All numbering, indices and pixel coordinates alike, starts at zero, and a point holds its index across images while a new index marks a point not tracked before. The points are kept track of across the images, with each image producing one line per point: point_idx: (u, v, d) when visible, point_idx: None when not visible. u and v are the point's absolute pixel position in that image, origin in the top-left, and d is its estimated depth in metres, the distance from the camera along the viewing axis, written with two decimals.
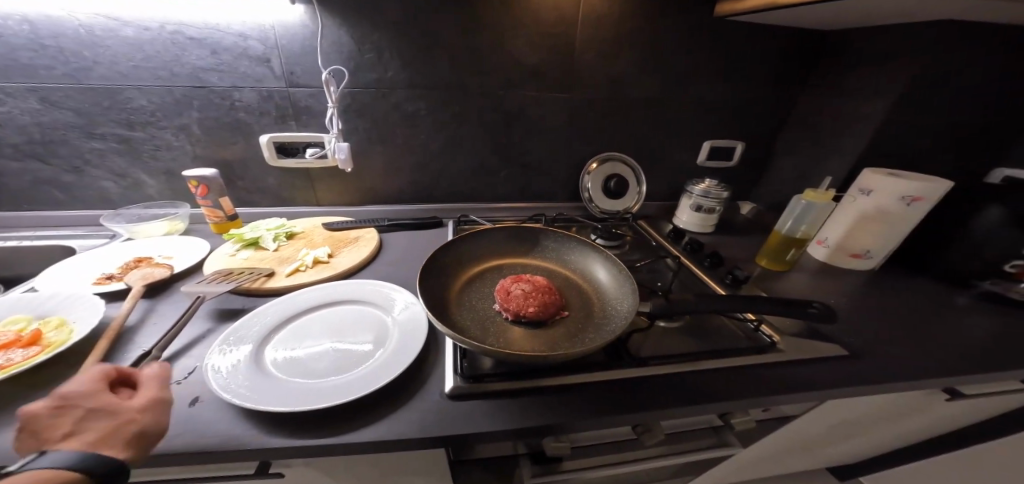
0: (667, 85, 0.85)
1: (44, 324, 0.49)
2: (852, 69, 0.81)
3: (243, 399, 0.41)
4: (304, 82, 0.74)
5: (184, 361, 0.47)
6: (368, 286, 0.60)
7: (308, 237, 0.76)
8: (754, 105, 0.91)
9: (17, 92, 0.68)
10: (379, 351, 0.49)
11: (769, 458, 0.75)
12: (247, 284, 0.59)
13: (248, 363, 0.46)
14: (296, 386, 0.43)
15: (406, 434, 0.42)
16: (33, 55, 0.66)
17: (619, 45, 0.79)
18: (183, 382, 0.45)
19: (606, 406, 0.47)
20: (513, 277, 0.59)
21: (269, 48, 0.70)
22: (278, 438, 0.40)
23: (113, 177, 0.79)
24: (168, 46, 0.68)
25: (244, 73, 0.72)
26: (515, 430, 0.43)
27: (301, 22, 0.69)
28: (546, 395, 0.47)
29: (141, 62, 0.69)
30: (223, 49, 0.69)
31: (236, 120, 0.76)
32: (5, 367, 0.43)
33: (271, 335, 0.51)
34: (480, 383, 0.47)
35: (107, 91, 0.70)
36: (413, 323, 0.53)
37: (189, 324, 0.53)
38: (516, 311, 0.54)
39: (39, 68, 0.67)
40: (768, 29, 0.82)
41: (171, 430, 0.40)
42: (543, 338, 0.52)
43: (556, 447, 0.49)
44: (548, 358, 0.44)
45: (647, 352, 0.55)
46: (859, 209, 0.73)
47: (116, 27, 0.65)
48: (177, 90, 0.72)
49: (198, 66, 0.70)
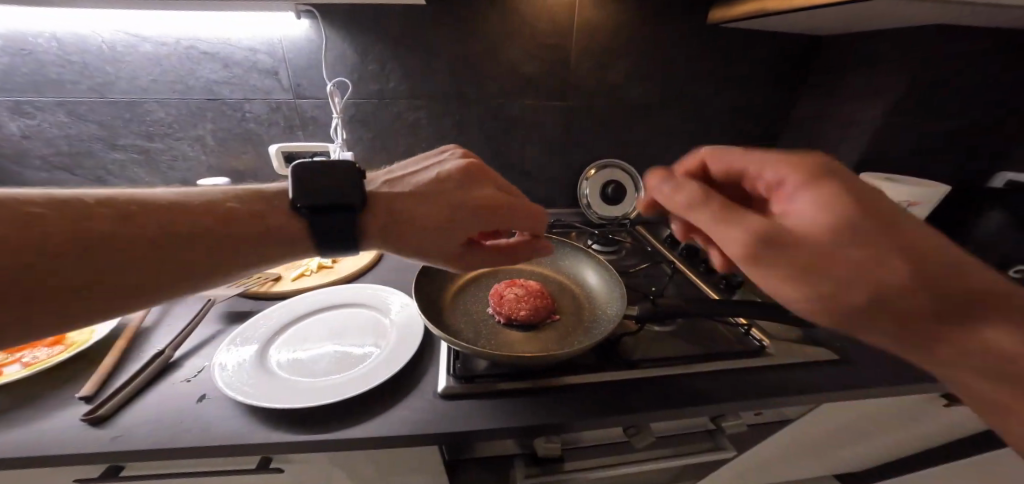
0: (663, 91, 0.86)
1: None
2: (847, 73, 0.81)
3: (247, 395, 0.43)
4: (310, 93, 0.78)
5: (194, 361, 0.50)
6: (367, 290, 0.63)
7: None
8: (751, 110, 0.92)
9: (46, 106, 0.73)
10: (376, 353, 0.51)
11: (772, 464, 0.74)
12: (255, 288, 0.63)
13: (252, 362, 0.48)
14: (297, 385, 0.45)
15: (400, 431, 0.43)
16: (60, 71, 0.70)
17: (614, 52, 0.81)
18: (191, 380, 0.48)
19: (596, 407, 0.48)
20: (507, 282, 0.62)
21: (277, 61, 0.74)
22: (279, 433, 0.42)
23: (133, 185, 0.83)
24: (184, 60, 0.72)
25: (255, 85, 0.76)
26: (506, 429, 0.45)
27: (307, 36, 0.72)
28: (537, 396, 0.49)
29: (158, 76, 0.73)
30: (234, 62, 0.73)
31: (247, 130, 0.80)
32: (33, 364, 0.47)
33: (276, 336, 0.54)
34: (472, 384, 0.48)
35: (128, 104, 0.75)
36: (408, 325, 0.56)
37: (200, 326, 0.56)
38: (508, 314, 0.56)
39: (65, 83, 0.71)
40: (762, 35, 0.82)
41: (179, 425, 0.42)
42: (535, 341, 0.54)
43: (548, 447, 0.49)
44: (536, 359, 0.46)
45: (638, 355, 0.56)
46: None
47: (136, 43, 0.70)
48: (192, 103, 0.76)
49: (212, 79, 0.74)
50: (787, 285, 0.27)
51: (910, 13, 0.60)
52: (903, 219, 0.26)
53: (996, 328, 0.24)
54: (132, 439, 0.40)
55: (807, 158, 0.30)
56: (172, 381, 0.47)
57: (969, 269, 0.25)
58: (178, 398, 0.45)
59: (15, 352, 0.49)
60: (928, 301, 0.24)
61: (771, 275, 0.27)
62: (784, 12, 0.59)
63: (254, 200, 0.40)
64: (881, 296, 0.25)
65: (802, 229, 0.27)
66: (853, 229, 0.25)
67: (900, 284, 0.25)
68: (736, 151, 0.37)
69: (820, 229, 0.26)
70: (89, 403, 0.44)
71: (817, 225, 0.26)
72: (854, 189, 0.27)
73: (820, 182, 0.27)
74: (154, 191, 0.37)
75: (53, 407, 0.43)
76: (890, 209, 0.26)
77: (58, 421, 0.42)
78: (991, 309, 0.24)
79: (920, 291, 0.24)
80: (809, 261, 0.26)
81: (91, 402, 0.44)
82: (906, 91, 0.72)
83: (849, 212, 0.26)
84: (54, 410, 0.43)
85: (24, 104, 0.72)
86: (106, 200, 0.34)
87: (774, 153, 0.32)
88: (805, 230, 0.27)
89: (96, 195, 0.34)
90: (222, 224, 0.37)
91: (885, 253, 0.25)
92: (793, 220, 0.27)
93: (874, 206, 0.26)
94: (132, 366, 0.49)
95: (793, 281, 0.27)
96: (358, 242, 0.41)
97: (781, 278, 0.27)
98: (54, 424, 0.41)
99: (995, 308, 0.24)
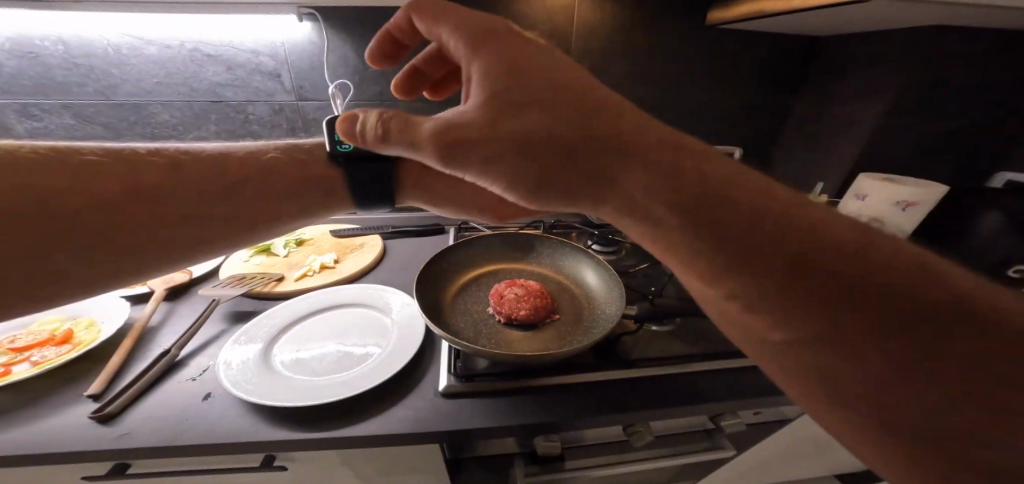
0: (661, 93, 0.87)
1: (75, 325, 0.55)
2: (844, 74, 0.82)
3: (251, 393, 0.44)
4: (313, 95, 0.80)
5: (199, 359, 0.51)
6: (369, 290, 0.63)
7: (316, 243, 0.80)
8: (749, 110, 0.93)
9: (52, 108, 0.77)
10: (378, 352, 0.52)
11: (773, 466, 0.74)
12: (258, 288, 0.63)
13: (256, 361, 0.49)
14: (300, 383, 0.46)
15: (402, 428, 0.44)
16: (66, 73, 0.73)
17: (612, 54, 0.82)
18: (197, 378, 0.48)
19: (595, 406, 0.48)
20: (507, 282, 0.63)
21: (279, 64, 0.75)
22: (282, 430, 0.43)
23: None
24: (188, 63, 0.74)
25: (257, 87, 0.77)
26: (506, 428, 0.45)
27: (309, 39, 0.74)
28: (537, 395, 0.49)
29: (162, 78, 0.76)
30: (237, 65, 0.75)
31: (250, 132, 0.82)
32: (41, 362, 0.48)
33: (279, 335, 0.54)
34: (473, 383, 0.49)
35: (133, 106, 0.78)
36: (410, 325, 0.56)
37: (205, 325, 0.57)
38: (508, 313, 0.56)
39: (72, 85, 0.75)
40: (759, 37, 0.83)
41: (184, 423, 0.43)
42: (534, 340, 0.54)
43: (547, 446, 0.49)
44: (535, 358, 0.47)
45: (638, 355, 0.56)
46: (854, 214, 0.74)
47: (141, 46, 0.72)
48: (196, 104, 0.79)
49: (215, 81, 0.76)
50: (482, 168, 0.34)
51: (903, 14, 0.61)
52: (548, 93, 0.32)
53: (633, 184, 0.30)
54: (139, 436, 0.41)
55: (484, 26, 0.34)
56: (177, 380, 0.48)
57: (597, 148, 0.31)
58: (183, 396, 0.46)
59: (24, 351, 0.50)
60: (572, 180, 0.33)
61: (467, 165, 0.34)
62: (780, 13, 0.60)
63: (287, 152, 0.47)
64: (549, 158, 0.32)
65: (472, 125, 0.32)
66: (497, 140, 0.32)
67: (556, 144, 0.31)
68: (433, 10, 0.36)
69: (488, 126, 0.32)
70: (97, 401, 0.45)
71: (487, 120, 0.32)
72: (516, 73, 0.32)
73: (487, 75, 0.32)
74: (198, 147, 0.43)
75: (62, 405, 0.44)
76: (543, 86, 0.32)
77: (67, 419, 0.43)
78: (631, 167, 0.30)
79: (572, 172, 0.32)
80: (487, 150, 0.33)
81: (99, 399, 0.45)
82: (903, 91, 0.72)
83: (494, 105, 0.32)
84: (63, 408, 0.44)
85: (31, 106, 0.76)
86: (158, 152, 0.40)
87: (461, 27, 0.34)
88: (473, 124, 0.32)
89: (149, 150, 0.40)
90: (260, 172, 0.43)
91: (546, 128, 0.31)
92: (452, 118, 0.33)
93: (515, 95, 0.32)
94: (138, 364, 0.50)
95: (487, 166, 0.34)
96: (396, 193, 0.49)
97: (480, 166, 0.34)
98: (63, 421, 0.42)
99: (655, 171, 0.30)
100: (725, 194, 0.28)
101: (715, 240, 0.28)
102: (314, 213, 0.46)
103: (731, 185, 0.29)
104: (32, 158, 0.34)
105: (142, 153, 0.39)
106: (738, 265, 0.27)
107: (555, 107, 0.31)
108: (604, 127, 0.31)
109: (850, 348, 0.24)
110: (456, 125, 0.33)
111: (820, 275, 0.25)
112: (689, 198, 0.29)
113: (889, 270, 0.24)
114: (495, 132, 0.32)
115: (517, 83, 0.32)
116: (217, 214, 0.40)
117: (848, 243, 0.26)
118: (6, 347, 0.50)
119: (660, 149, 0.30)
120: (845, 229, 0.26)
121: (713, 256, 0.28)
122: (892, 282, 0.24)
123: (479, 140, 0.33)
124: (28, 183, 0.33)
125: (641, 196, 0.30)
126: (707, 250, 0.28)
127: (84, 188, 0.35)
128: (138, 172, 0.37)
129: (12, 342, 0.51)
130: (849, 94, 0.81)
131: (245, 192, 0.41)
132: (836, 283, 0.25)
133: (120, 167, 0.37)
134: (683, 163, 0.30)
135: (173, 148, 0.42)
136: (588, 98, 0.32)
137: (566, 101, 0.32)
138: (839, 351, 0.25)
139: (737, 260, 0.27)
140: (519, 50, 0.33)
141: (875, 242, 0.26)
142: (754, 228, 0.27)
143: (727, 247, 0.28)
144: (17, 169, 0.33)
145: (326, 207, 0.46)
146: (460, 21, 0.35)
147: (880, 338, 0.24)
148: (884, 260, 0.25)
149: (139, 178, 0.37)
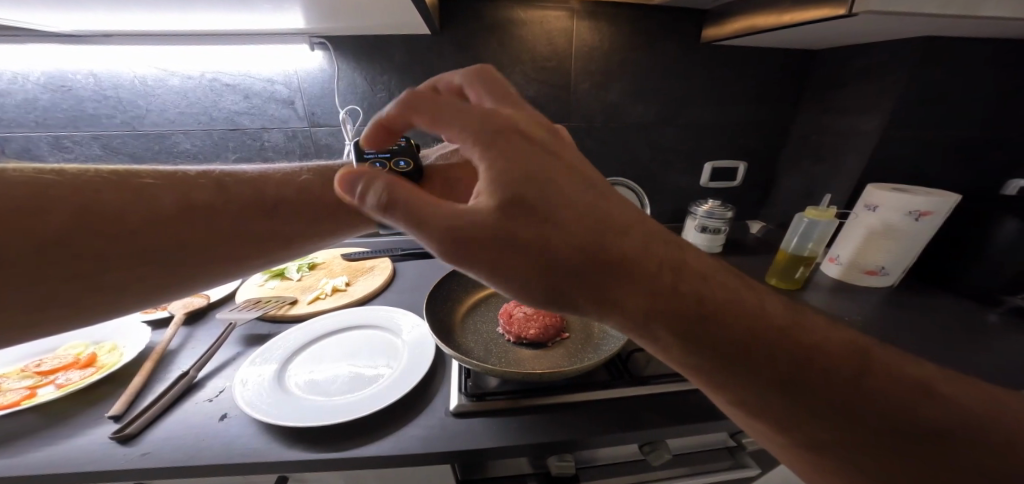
0: (662, 108, 0.89)
1: (98, 349, 0.56)
2: (839, 85, 0.83)
3: (265, 413, 0.44)
4: (324, 121, 0.83)
5: (216, 380, 0.52)
6: (379, 311, 0.65)
7: (328, 266, 0.82)
8: (750, 123, 0.93)
9: (82, 140, 0.81)
10: (389, 371, 0.53)
11: None
12: (273, 311, 0.65)
13: (271, 382, 0.50)
14: (314, 403, 0.47)
15: (415, 448, 0.44)
16: (96, 105, 0.78)
17: (612, 72, 0.84)
18: (213, 399, 0.49)
19: (607, 425, 0.48)
20: (516, 301, 0.63)
21: (294, 91, 0.79)
22: (294, 451, 0.43)
23: None
24: (208, 92, 0.78)
25: (272, 114, 0.81)
26: (518, 448, 0.45)
27: (320, 67, 0.77)
28: (551, 413, 0.49)
29: (185, 108, 0.79)
30: (253, 93, 0.78)
31: (265, 158, 0.86)
32: (65, 385, 0.49)
33: (294, 357, 0.55)
34: (483, 402, 0.49)
35: (157, 136, 0.82)
36: (419, 345, 0.57)
37: (222, 347, 0.59)
38: (518, 333, 0.57)
39: (100, 117, 0.79)
40: (755, 51, 0.85)
41: (200, 444, 0.43)
42: (546, 359, 0.54)
43: (561, 467, 0.47)
44: (545, 377, 0.46)
45: (649, 372, 0.55)
46: (865, 224, 0.73)
47: (165, 77, 0.76)
48: (215, 133, 0.82)
49: (233, 110, 0.80)
50: (484, 269, 0.32)
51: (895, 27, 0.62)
52: (557, 199, 0.32)
53: (636, 294, 0.31)
54: (158, 456, 0.42)
55: (494, 126, 0.34)
56: (195, 400, 0.49)
57: (615, 261, 0.31)
58: (199, 417, 0.47)
59: (48, 374, 0.51)
60: (590, 291, 0.32)
61: (475, 264, 0.32)
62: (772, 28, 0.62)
63: (318, 176, 0.50)
64: (557, 261, 0.31)
65: (485, 229, 0.32)
66: (511, 250, 0.32)
67: (564, 249, 0.31)
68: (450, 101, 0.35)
69: (500, 229, 0.32)
70: (117, 422, 0.46)
71: (506, 231, 0.32)
72: (528, 177, 0.32)
73: (498, 178, 0.32)
74: (244, 173, 0.47)
75: (84, 426, 0.45)
76: (553, 189, 0.32)
77: (85, 439, 0.44)
78: (636, 276, 0.31)
79: (581, 276, 0.31)
80: (495, 252, 0.32)
81: (119, 420, 0.46)
82: (904, 100, 0.73)
83: (506, 207, 0.32)
84: (85, 429, 0.45)
85: (62, 139, 0.81)
86: (207, 176, 0.44)
87: (471, 126, 0.34)
88: (484, 225, 0.32)
89: (197, 174, 0.44)
90: (290, 197, 0.47)
91: (559, 232, 0.31)
92: (464, 224, 0.32)
93: (529, 200, 0.32)
94: (158, 386, 0.51)
95: (492, 269, 0.32)
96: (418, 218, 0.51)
97: (483, 268, 0.32)
98: (84, 442, 0.43)
99: (666, 293, 0.31)
100: (693, 286, 0.31)
101: (689, 334, 0.30)
102: (334, 236, 0.49)
103: (697, 276, 0.32)
104: (95, 186, 0.37)
105: (191, 175, 0.43)
106: (701, 350, 0.30)
107: (565, 214, 0.32)
108: (610, 229, 0.32)
109: (777, 412, 0.30)
110: (468, 225, 0.32)
111: (771, 382, 0.29)
112: (680, 301, 0.31)
113: (803, 346, 0.30)
114: (504, 236, 0.32)
115: (527, 185, 0.32)
116: (257, 238, 0.44)
117: (765, 318, 0.30)
118: (32, 370, 0.52)
119: (658, 246, 0.33)
120: (765, 308, 0.31)
121: (681, 345, 0.31)
122: (806, 359, 0.29)
123: (488, 241, 0.32)
124: (77, 206, 0.35)
125: (650, 314, 0.31)
126: (676, 341, 0.31)
127: (127, 207, 0.38)
128: (177, 197, 0.40)
129: (38, 366, 0.53)
130: (849, 104, 0.82)
131: (273, 217, 0.45)
132: (790, 376, 0.29)
133: (168, 190, 0.41)
134: (671, 262, 0.32)
135: (217, 174, 0.46)
136: (586, 197, 0.33)
137: (574, 204, 0.32)
138: (776, 420, 0.30)
139: (699, 349, 0.30)
140: (531, 154, 0.34)
141: (791, 321, 0.31)
142: (720, 328, 0.30)
143: (695, 338, 0.30)
144: (70, 190, 0.36)
145: (349, 228, 0.49)
146: (468, 118, 0.34)
147: (800, 407, 0.29)
148: (809, 352, 0.29)
149: (187, 200, 0.41)
